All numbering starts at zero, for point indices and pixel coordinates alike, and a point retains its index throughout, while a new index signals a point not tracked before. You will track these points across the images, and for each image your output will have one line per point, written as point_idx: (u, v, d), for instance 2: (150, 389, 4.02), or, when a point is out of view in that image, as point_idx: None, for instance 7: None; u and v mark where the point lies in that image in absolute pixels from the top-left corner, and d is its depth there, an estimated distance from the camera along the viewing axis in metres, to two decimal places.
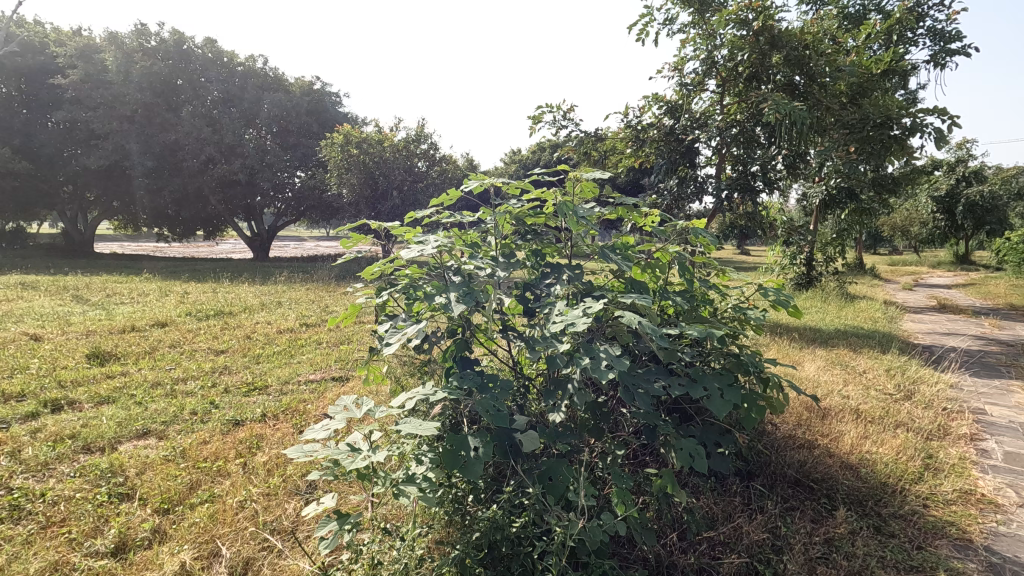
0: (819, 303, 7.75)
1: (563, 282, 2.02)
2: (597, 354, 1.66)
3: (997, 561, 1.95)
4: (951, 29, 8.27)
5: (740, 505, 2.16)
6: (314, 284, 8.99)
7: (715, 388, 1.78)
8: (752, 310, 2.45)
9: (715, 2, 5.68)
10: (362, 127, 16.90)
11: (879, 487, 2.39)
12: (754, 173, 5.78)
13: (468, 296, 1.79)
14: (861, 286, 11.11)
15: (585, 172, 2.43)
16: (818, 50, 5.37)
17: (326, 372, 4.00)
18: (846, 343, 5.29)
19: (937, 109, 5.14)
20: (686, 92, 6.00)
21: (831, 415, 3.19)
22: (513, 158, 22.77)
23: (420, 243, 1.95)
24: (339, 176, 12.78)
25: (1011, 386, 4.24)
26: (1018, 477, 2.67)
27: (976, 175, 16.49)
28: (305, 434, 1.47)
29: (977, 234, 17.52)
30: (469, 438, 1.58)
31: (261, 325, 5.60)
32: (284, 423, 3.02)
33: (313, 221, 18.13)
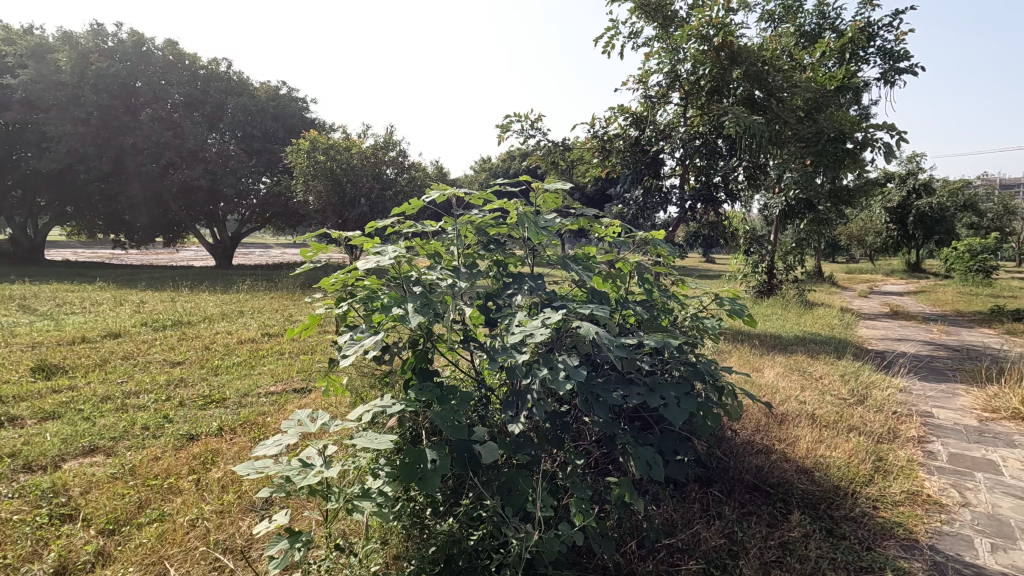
0: (780, 311, 7.98)
1: (524, 292, 2.03)
2: (556, 365, 1.68)
3: (940, 560, 2.03)
4: (900, 49, 8.69)
5: (698, 512, 2.20)
6: (278, 292, 8.78)
7: (671, 397, 1.80)
8: (708, 320, 2.52)
9: (678, 18, 5.82)
10: (330, 133, 16.69)
11: (832, 490, 2.46)
12: (716, 184, 6.08)
13: (427, 307, 1.80)
14: (820, 294, 11.44)
15: (548, 183, 2.44)
16: (775, 66, 5.61)
17: (287, 384, 3.91)
18: (804, 350, 5.45)
19: (887, 125, 5.39)
20: (650, 104, 6.14)
21: (788, 420, 3.28)
22: (483, 166, 22.77)
23: (378, 253, 1.92)
24: (306, 183, 12.61)
25: (957, 390, 4.43)
26: (961, 477, 2.79)
27: (925, 188, 17.25)
28: (256, 450, 1.43)
29: (928, 243, 18.31)
30: (427, 450, 1.57)
31: (220, 336, 5.43)
32: (242, 437, 2.93)
33: (278, 228, 17.78)
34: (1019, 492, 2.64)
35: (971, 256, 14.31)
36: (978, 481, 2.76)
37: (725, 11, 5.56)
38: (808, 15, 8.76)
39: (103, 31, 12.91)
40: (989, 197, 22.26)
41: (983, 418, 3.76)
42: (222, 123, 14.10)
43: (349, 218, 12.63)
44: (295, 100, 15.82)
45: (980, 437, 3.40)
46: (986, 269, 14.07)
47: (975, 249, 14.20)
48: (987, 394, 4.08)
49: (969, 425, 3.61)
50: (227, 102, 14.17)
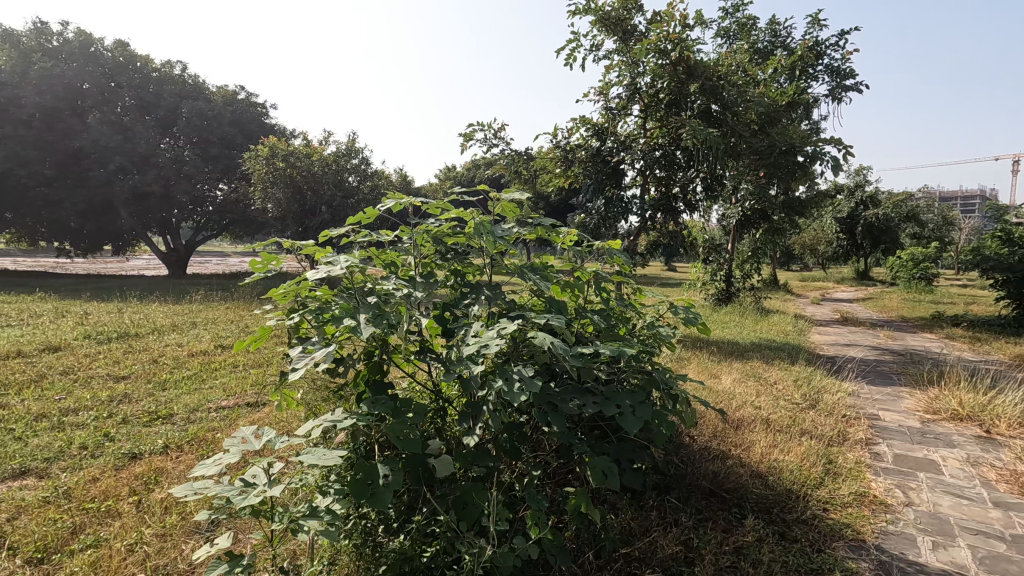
0: (737, 318, 8.21)
1: (481, 302, 2.01)
2: (511, 377, 1.66)
3: (885, 559, 2.10)
4: (846, 68, 9.14)
5: (656, 520, 2.22)
6: (234, 303, 8.50)
7: (627, 405, 1.79)
8: (663, 329, 2.55)
9: (637, 32, 5.96)
10: (290, 139, 16.34)
11: (784, 494, 2.52)
12: (675, 195, 6.35)
13: (380, 318, 1.75)
14: (776, 301, 11.85)
15: (505, 192, 2.41)
16: (730, 82, 5.75)
17: (239, 398, 3.76)
18: (759, 356, 5.61)
19: (834, 140, 5.64)
20: (611, 116, 6.25)
21: (743, 426, 3.36)
22: (447, 174, 22.73)
23: (329, 263, 1.88)
24: (264, 190, 12.32)
25: (901, 392, 4.64)
26: (904, 477, 2.91)
27: (872, 200, 18.13)
28: (193, 470, 1.36)
29: (875, 252, 19.21)
30: (378, 465, 1.53)
31: (170, 348, 5.21)
32: (189, 455, 2.80)
33: (236, 236, 17.25)
34: (956, 490, 2.76)
35: (914, 264, 15.14)
36: (920, 480, 2.87)
37: (682, 28, 5.72)
38: (761, 32, 9.12)
39: (47, 29, 12.37)
40: (929, 208, 23.56)
41: (925, 419, 3.93)
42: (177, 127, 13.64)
43: (311, 226, 12.40)
44: (254, 106, 15.46)
45: (922, 438, 3.55)
46: (928, 276, 14.87)
47: (917, 257, 15.03)
48: (928, 396, 4.27)
49: (913, 427, 3.77)
50: (181, 107, 13.67)
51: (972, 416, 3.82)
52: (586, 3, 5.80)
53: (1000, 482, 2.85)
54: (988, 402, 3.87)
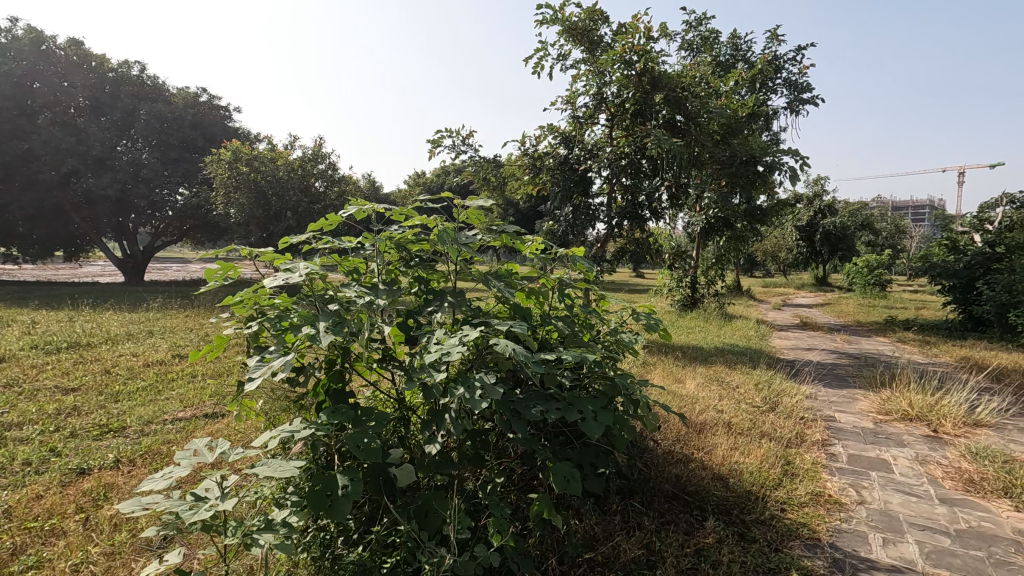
0: (702, 323, 8.37)
1: (445, 309, 2.00)
2: (473, 384, 1.67)
3: (839, 557, 2.17)
4: (803, 81, 9.51)
5: (619, 524, 2.24)
6: (194, 311, 8.24)
7: (588, 411, 1.80)
8: (626, 335, 2.58)
9: (604, 43, 6.07)
10: (254, 143, 15.98)
11: (744, 496, 2.58)
12: (641, 203, 6.41)
13: (339, 326, 1.73)
14: (739, 307, 12.16)
15: (470, 199, 2.41)
16: (693, 92, 5.92)
17: (197, 409, 3.64)
18: (722, 360, 5.74)
19: (791, 151, 5.85)
20: (578, 124, 6.33)
21: (706, 429, 3.43)
22: (416, 180, 22.59)
23: (288, 270, 1.84)
24: (227, 195, 12.08)
25: (855, 394, 4.81)
26: (857, 476, 3.02)
27: (829, 209, 18.81)
28: (140, 485, 1.31)
29: (832, 259, 19.90)
30: (337, 476, 1.51)
31: (124, 358, 5.02)
32: (142, 468, 2.70)
33: (196, 241, 16.75)
34: (906, 488, 2.87)
35: (869, 271, 15.77)
36: (872, 479, 2.98)
37: (647, 40, 5.86)
38: (722, 46, 9.42)
39: None
40: (882, 217, 24.58)
41: (878, 420, 4.09)
42: (134, 130, 13.21)
43: (275, 232, 12.16)
44: (217, 108, 15.10)
45: (875, 438, 3.69)
46: (882, 282, 15.50)
47: (871, 264, 15.67)
48: (881, 398, 4.44)
49: (866, 427, 3.91)
50: (139, 108, 13.15)
51: (921, 416, 3.99)
52: (554, 12, 5.89)
53: (946, 479, 2.98)
54: (935, 402, 4.04)
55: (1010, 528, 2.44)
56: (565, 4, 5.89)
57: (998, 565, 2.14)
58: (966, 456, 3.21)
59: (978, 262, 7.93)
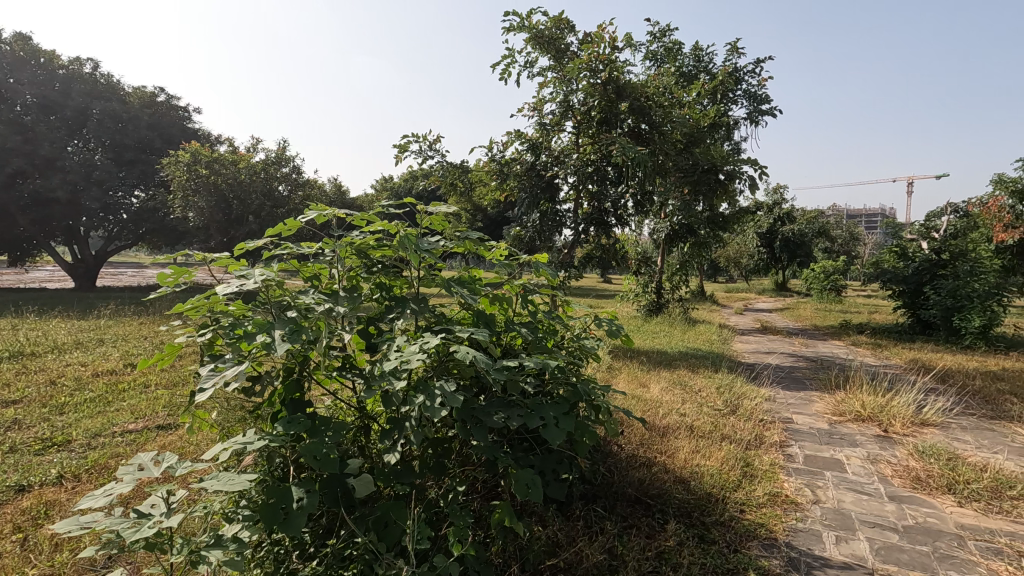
0: (667, 328, 8.51)
1: (406, 315, 1.97)
2: (433, 393, 1.65)
3: (794, 556, 2.22)
4: (762, 93, 9.82)
5: (582, 529, 2.25)
6: (148, 318, 7.92)
7: (550, 417, 1.80)
8: (589, 341, 2.61)
9: (570, 51, 6.14)
10: (215, 145, 15.53)
11: (704, 498, 2.62)
12: (607, 209, 6.50)
13: (296, 333, 1.68)
14: (703, 312, 12.42)
15: (433, 205, 2.38)
16: (656, 101, 6.04)
17: (149, 421, 3.50)
18: (686, 364, 5.84)
19: (751, 160, 6.03)
20: (545, 131, 6.37)
21: (669, 433, 3.48)
22: (383, 185, 22.36)
23: (242, 276, 1.79)
24: (185, 199, 11.72)
25: (812, 396, 4.97)
26: (812, 476, 3.11)
27: (788, 216, 19.47)
28: (79, 503, 1.25)
29: (791, 265, 20.57)
30: (292, 489, 1.47)
31: (71, 368, 4.79)
32: (87, 484, 2.57)
33: (153, 246, 16.15)
34: (858, 487, 2.97)
35: (825, 276, 16.37)
36: (827, 479, 3.08)
37: (611, 50, 5.96)
38: (686, 57, 9.65)
39: None
40: (838, 224, 25.57)
41: (833, 421, 4.23)
42: (86, 129, 12.71)
43: (237, 236, 11.85)
44: (175, 109, 14.63)
45: (830, 438, 3.82)
46: (837, 288, 16.11)
47: (828, 270, 16.26)
48: (836, 399, 4.60)
49: (822, 428, 4.04)
50: (91, 107, 12.65)
51: (873, 417, 4.15)
52: (522, 20, 5.94)
53: (895, 477, 3.10)
54: (886, 403, 4.20)
55: (954, 523, 2.55)
56: (532, 13, 5.96)
57: (942, 559, 2.23)
58: (914, 454, 3.35)
59: (925, 268, 8.28)
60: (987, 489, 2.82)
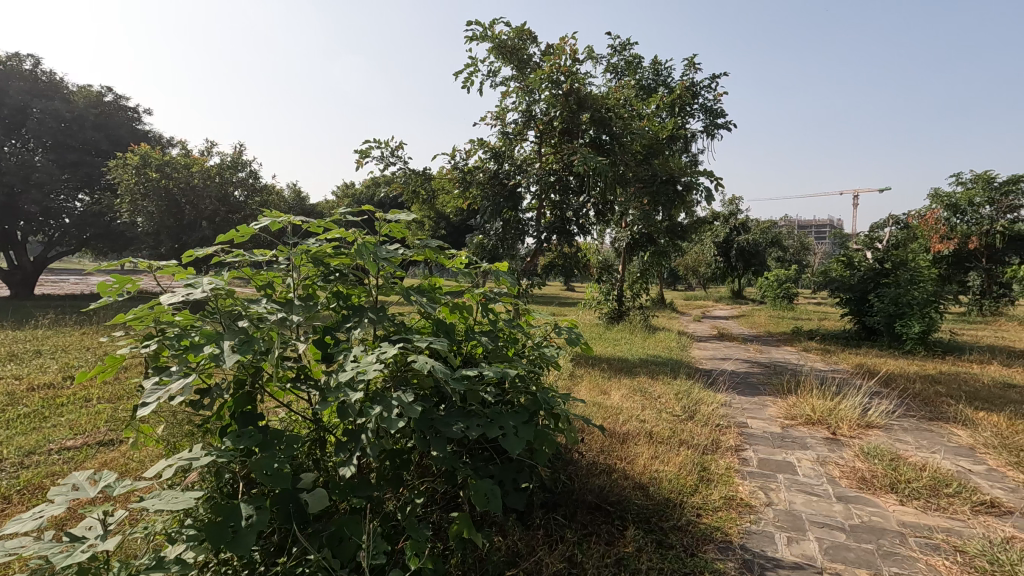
0: (628, 335, 8.64)
1: (364, 324, 1.93)
2: (390, 403, 1.63)
3: (748, 558, 2.28)
4: (717, 108, 10.15)
5: (542, 539, 2.24)
6: (91, 328, 7.52)
7: (509, 426, 1.79)
8: (549, 350, 2.61)
9: (532, 62, 6.21)
10: (166, 148, 14.97)
11: (662, 503, 2.66)
12: (569, 218, 6.57)
13: (247, 344, 1.62)
14: (663, 319, 12.68)
15: (392, 212, 2.34)
16: (616, 113, 6.17)
17: (90, 437, 3.32)
18: (646, 371, 5.95)
19: (707, 172, 6.23)
20: (507, 140, 6.41)
21: (629, 439, 3.53)
22: (344, 190, 21.96)
23: (190, 286, 1.72)
24: (133, 203, 11.22)
25: (765, 401, 5.13)
26: (765, 479, 3.20)
27: (743, 226, 20.15)
28: (3, 528, 1.17)
29: (746, 273, 21.25)
30: (241, 507, 1.42)
31: (3, 382, 4.49)
32: (16, 507, 2.40)
33: (98, 252, 15.39)
34: (808, 488, 3.07)
35: (779, 284, 16.98)
36: (779, 481, 3.18)
37: (573, 63, 6.06)
38: (645, 71, 9.90)
39: None
40: (789, 235, 26.63)
41: (785, 424, 4.38)
42: (25, 129, 12.05)
43: (189, 242, 11.42)
44: (123, 109, 14.04)
45: (782, 442, 3.94)
46: (789, 295, 16.74)
47: (780, 278, 16.88)
48: (788, 404, 4.76)
49: (775, 432, 4.17)
50: (31, 106, 12.02)
51: (822, 420, 4.31)
52: (484, 30, 5.97)
53: (843, 478, 3.22)
54: (835, 407, 4.38)
55: (896, 521, 2.67)
56: (494, 23, 6.00)
57: (886, 556, 2.33)
58: (860, 456, 3.49)
59: (869, 277, 8.69)
60: (926, 488, 2.96)
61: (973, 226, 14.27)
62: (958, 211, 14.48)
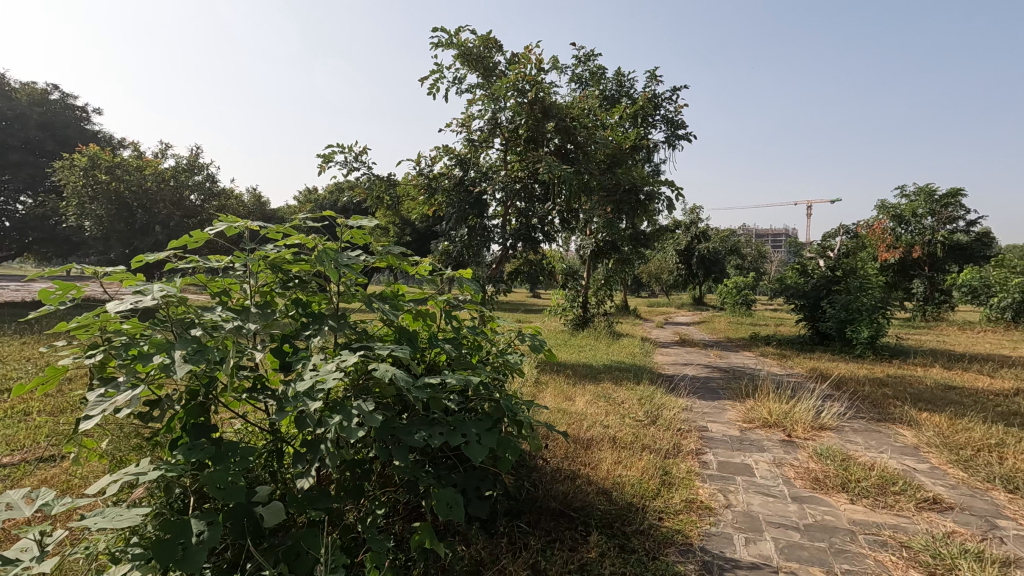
0: (593, 342, 8.74)
1: (324, 332, 1.88)
2: (351, 414, 1.60)
3: (708, 559, 2.33)
4: (678, 119, 10.41)
5: (506, 546, 2.24)
6: (32, 338, 7.12)
7: (472, 434, 1.78)
8: (512, 356, 2.62)
9: (498, 70, 6.24)
10: (117, 149, 14.39)
11: (625, 507, 2.69)
12: (534, 225, 6.47)
13: (200, 353, 1.57)
14: (627, 326, 12.87)
15: (354, 218, 2.30)
16: (580, 122, 6.26)
17: (29, 453, 3.13)
18: (610, 377, 6.02)
19: (669, 182, 6.39)
20: (473, 147, 6.42)
21: (593, 445, 3.56)
22: (306, 196, 21.51)
23: (139, 292, 1.65)
24: (80, 207, 10.68)
25: (725, 405, 5.25)
26: (725, 482, 3.28)
27: (703, 235, 20.69)
28: None
29: (707, 280, 21.79)
30: (192, 523, 1.37)
31: None
32: None
33: (41, 258, 14.65)
34: (765, 490, 3.16)
35: (738, 291, 17.47)
36: (738, 483, 3.26)
37: (538, 72, 6.12)
38: (608, 82, 10.08)
39: None
40: (747, 243, 27.48)
41: (743, 427, 4.50)
42: None
43: (141, 248, 10.97)
44: (71, 109, 13.46)
45: (741, 445, 4.04)
46: (748, 302, 17.24)
47: (739, 286, 17.37)
48: (746, 408, 4.89)
49: (734, 435, 4.28)
50: None
51: (778, 423, 4.45)
52: (450, 37, 5.97)
53: (798, 479, 3.33)
54: (790, 410, 4.52)
55: (847, 519, 2.77)
56: (460, 30, 6.03)
57: (837, 553, 2.41)
58: (814, 457, 3.62)
59: (822, 284, 9.03)
60: (874, 486, 3.09)
61: (916, 236, 15.04)
62: (903, 222, 15.17)
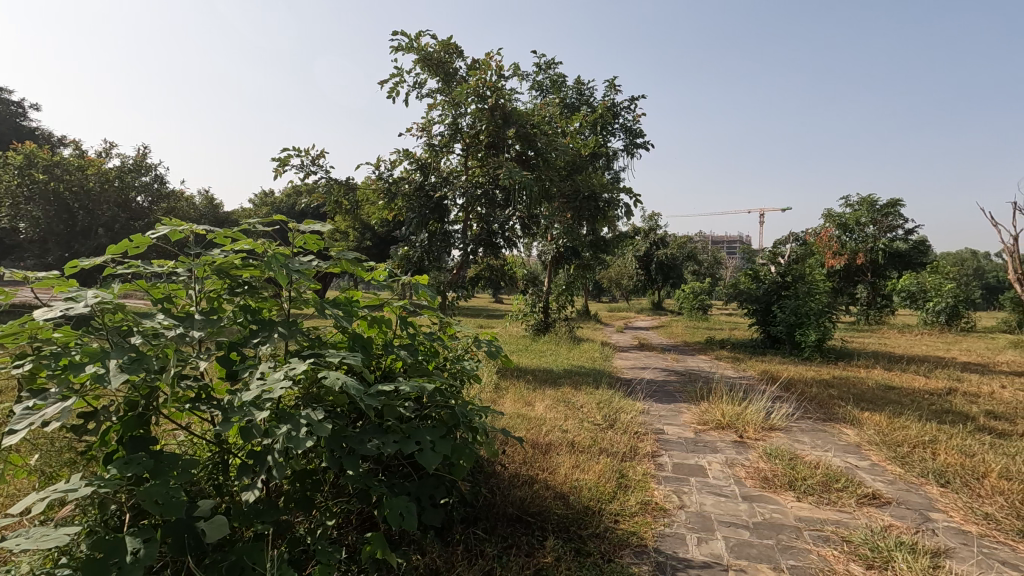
0: (553, 347, 8.79)
1: (272, 339, 1.82)
2: (298, 423, 1.55)
3: (661, 560, 2.37)
4: (636, 128, 10.65)
5: (461, 554, 2.22)
6: None
7: (426, 441, 1.77)
8: (469, 362, 2.61)
9: (458, 77, 6.23)
10: (57, 147, 13.67)
11: (581, 511, 2.71)
12: (494, 231, 6.53)
13: (137, 362, 1.50)
14: (587, 331, 13.03)
15: (307, 223, 2.24)
16: (541, 129, 6.29)
17: None
18: (569, 381, 6.07)
19: (626, 189, 6.53)
20: (434, 151, 6.37)
21: (551, 449, 3.58)
22: (262, 199, 20.93)
23: (71, 300, 1.57)
24: (14, 207, 10.10)
25: (680, 408, 5.38)
26: (679, 483, 3.34)
27: (661, 241, 21.22)
28: None
29: (665, 286, 22.30)
30: (126, 540, 1.30)
31: None
32: None
33: None
34: (717, 490, 3.24)
35: (694, 296, 17.97)
36: (691, 484, 3.33)
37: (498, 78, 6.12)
38: (569, 90, 10.21)
39: None
40: (703, 250, 28.28)
41: (698, 429, 4.62)
42: None
43: (81, 251, 10.44)
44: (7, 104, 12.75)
45: (695, 446, 4.14)
46: (704, 307, 17.74)
47: (696, 291, 17.88)
48: (700, 410, 5.01)
49: (689, 437, 4.38)
50: None
51: (730, 424, 4.58)
52: (410, 41, 5.93)
53: (748, 479, 3.44)
54: (741, 411, 4.66)
55: (794, 516, 2.87)
56: (421, 34, 5.98)
57: (783, 550, 2.49)
58: (763, 457, 3.74)
59: (772, 289, 9.39)
60: (819, 484, 3.22)
61: (858, 243, 15.93)
62: (847, 230, 16.03)
